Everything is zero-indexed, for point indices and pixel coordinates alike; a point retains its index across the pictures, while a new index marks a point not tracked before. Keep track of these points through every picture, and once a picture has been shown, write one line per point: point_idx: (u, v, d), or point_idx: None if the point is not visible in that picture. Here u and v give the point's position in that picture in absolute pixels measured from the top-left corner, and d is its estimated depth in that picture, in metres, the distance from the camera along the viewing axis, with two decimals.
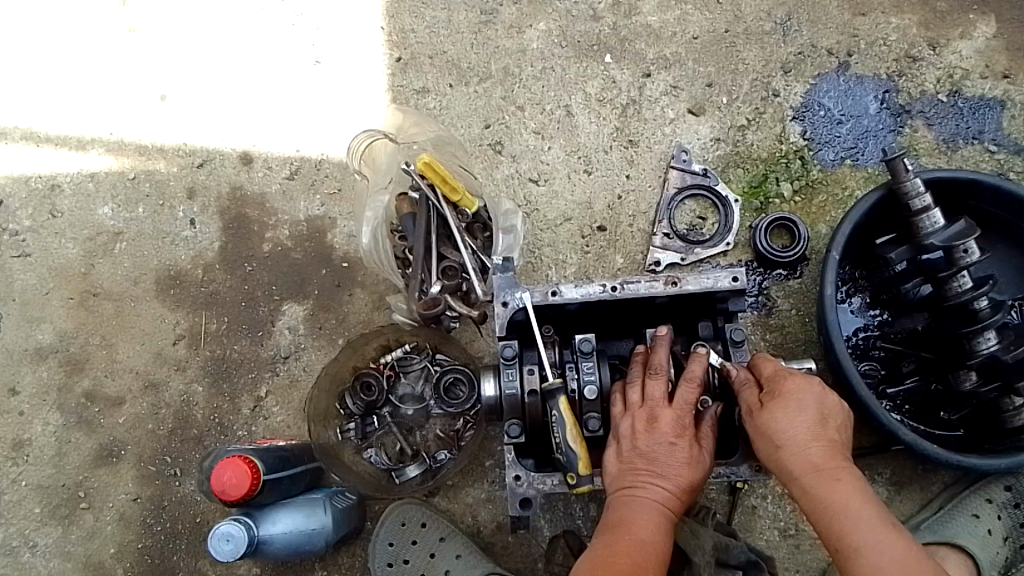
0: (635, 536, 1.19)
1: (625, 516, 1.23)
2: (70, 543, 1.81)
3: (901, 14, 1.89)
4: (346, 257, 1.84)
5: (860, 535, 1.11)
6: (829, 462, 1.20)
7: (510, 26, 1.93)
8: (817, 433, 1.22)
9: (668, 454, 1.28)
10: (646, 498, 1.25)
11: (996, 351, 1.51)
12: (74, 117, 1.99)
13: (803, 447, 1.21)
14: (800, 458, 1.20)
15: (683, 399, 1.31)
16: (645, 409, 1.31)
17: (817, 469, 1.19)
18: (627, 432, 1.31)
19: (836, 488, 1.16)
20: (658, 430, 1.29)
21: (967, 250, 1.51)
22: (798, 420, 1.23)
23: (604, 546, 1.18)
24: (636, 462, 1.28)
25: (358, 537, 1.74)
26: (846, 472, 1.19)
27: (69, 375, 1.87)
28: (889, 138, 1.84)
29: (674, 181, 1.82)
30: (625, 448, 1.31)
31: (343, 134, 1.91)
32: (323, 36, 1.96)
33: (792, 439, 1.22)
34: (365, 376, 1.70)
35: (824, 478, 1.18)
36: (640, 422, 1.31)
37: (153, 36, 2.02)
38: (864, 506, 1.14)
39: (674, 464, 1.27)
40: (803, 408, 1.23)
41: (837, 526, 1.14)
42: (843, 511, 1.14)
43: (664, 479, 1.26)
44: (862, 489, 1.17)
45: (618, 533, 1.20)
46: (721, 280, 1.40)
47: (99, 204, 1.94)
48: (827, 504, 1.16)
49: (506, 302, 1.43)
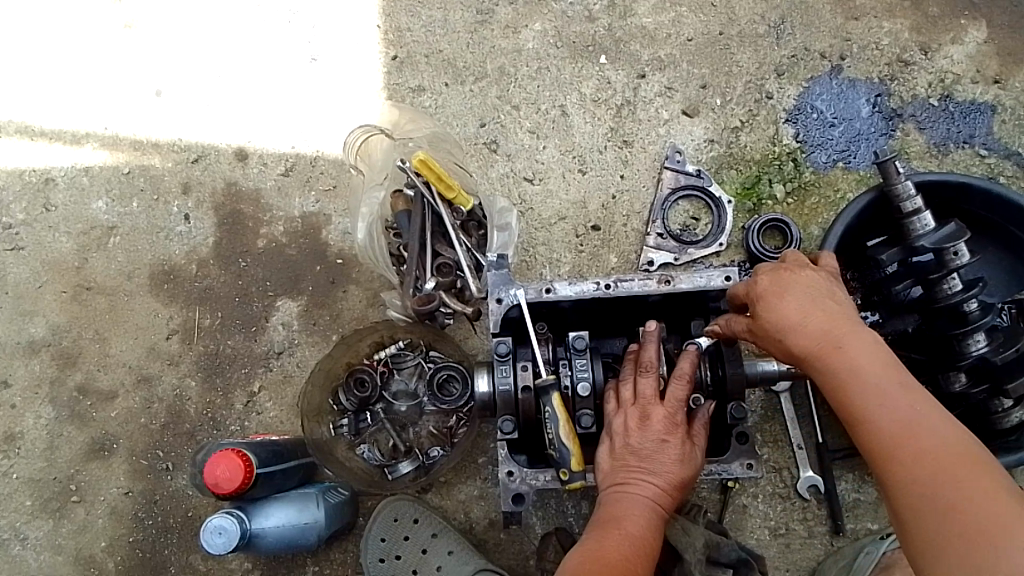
0: (624, 530, 1.20)
1: (616, 513, 1.24)
2: (60, 536, 1.80)
3: (893, 18, 1.91)
4: (341, 254, 1.84)
5: (868, 399, 1.06)
6: (830, 332, 1.13)
7: (506, 26, 1.94)
8: (813, 311, 1.16)
9: (658, 449, 1.28)
10: (637, 495, 1.26)
11: (986, 353, 1.53)
12: (69, 111, 1.99)
13: (802, 328, 1.16)
14: (801, 339, 1.15)
15: (675, 396, 1.31)
16: (637, 407, 1.32)
17: (819, 346, 1.13)
18: (620, 425, 1.32)
19: (840, 357, 1.10)
20: (649, 427, 1.30)
21: (957, 253, 1.52)
22: (792, 307, 1.18)
23: (596, 541, 1.19)
24: (628, 457, 1.29)
25: (351, 533, 1.74)
26: (848, 337, 1.12)
27: (61, 369, 1.86)
28: (880, 141, 1.86)
29: (668, 181, 1.83)
30: (616, 441, 1.32)
31: (339, 131, 1.91)
32: (319, 33, 1.97)
33: (789, 324, 1.17)
34: (358, 372, 1.69)
35: (827, 354, 1.12)
36: (633, 418, 1.31)
37: (149, 32, 2.02)
38: (873, 371, 1.07)
39: (665, 462, 1.28)
40: (783, 295, 1.20)
41: (844, 395, 1.08)
42: (848, 382, 1.08)
43: (655, 476, 1.27)
44: (871, 353, 1.10)
45: (608, 531, 1.21)
46: (715, 279, 1.41)
47: (94, 198, 1.93)
48: (833, 376, 1.10)
49: (501, 298, 1.45)
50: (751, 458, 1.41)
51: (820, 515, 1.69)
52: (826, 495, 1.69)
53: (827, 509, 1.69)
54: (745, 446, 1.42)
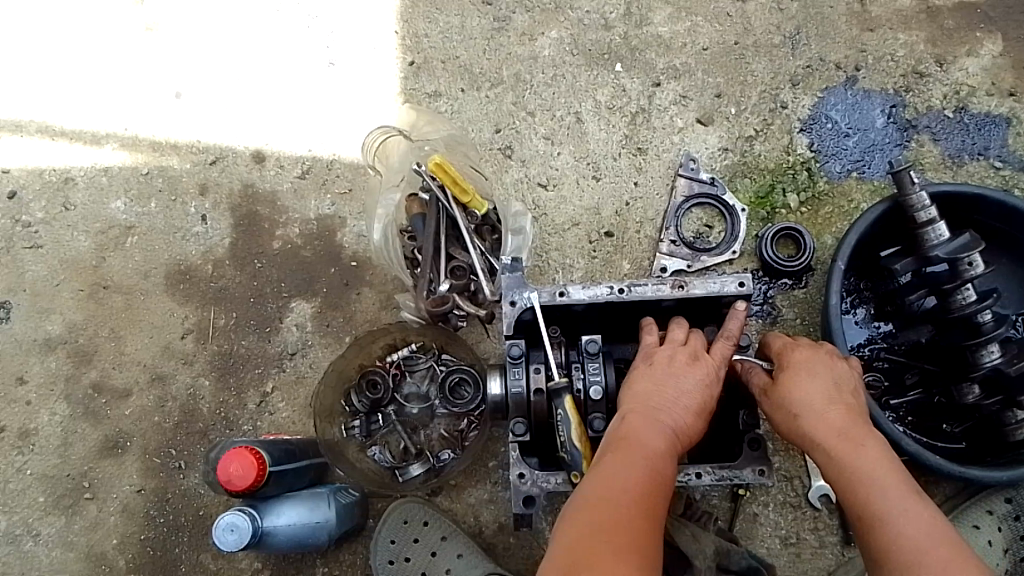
0: (646, 454, 1.10)
1: (636, 433, 1.14)
2: (72, 533, 1.81)
3: (908, 30, 1.91)
4: (355, 256, 1.85)
5: (886, 498, 1.09)
6: (848, 425, 1.18)
7: (523, 33, 1.96)
8: (834, 400, 1.21)
9: (696, 391, 1.22)
10: (662, 421, 1.17)
11: (999, 365, 1.52)
12: (90, 112, 2.01)
13: (822, 413, 1.19)
14: (820, 424, 1.18)
15: (723, 353, 1.29)
16: (688, 347, 1.28)
17: (837, 434, 1.17)
18: (665, 360, 1.26)
19: (860, 451, 1.14)
20: (698, 365, 1.25)
21: (972, 263, 1.51)
22: (815, 389, 1.22)
23: (607, 458, 1.10)
24: (663, 388, 1.21)
25: (360, 534, 1.74)
26: (865, 435, 1.16)
27: (77, 366, 1.88)
28: (895, 152, 1.86)
29: (682, 189, 1.84)
30: (654, 371, 1.25)
31: (356, 133, 1.93)
32: (338, 38, 1.99)
33: (810, 405, 1.21)
34: (371, 374, 1.69)
35: (845, 443, 1.15)
36: (683, 357, 1.26)
37: (170, 35, 2.05)
38: (888, 472, 1.11)
39: (698, 405, 1.21)
40: (814, 375, 1.24)
41: (861, 489, 1.11)
42: (864, 474, 1.12)
43: (684, 413, 1.19)
44: (885, 452, 1.14)
45: (627, 448, 1.11)
46: (728, 285, 1.41)
47: (113, 198, 1.96)
48: (848, 466, 1.13)
49: (514, 301, 1.44)
50: (763, 463, 1.38)
51: (830, 525, 1.68)
52: (837, 505, 1.68)
53: (839, 519, 1.68)
54: (757, 452, 1.40)
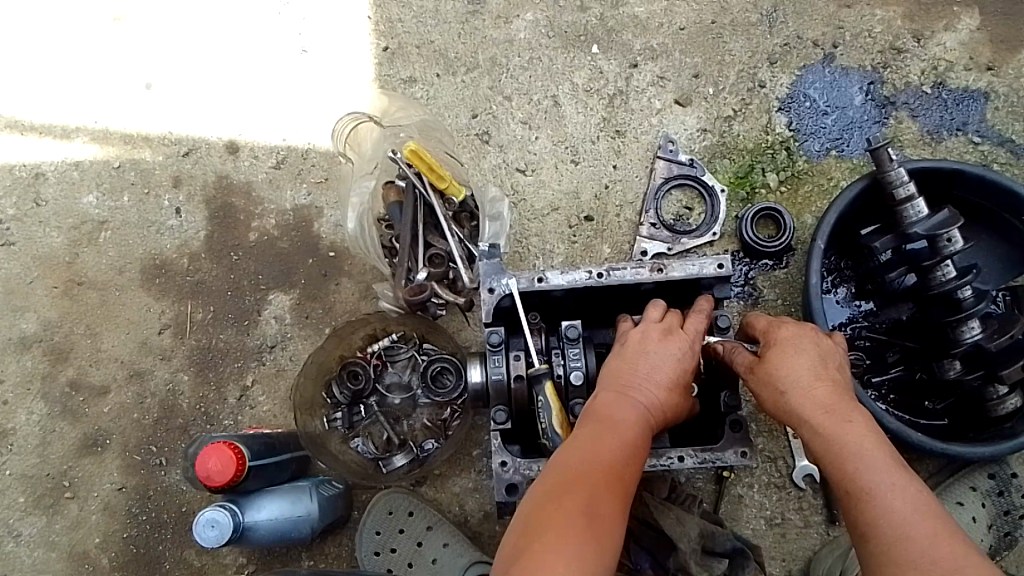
0: (620, 431, 1.09)
1: (611, 410, 1.13)
2: (54, 533, 1.79)
3: (885, 6, 1.90)
4: (333, 247, 1.83)
5: (874, 474, 1.08)
6: (835, 400, 1.17)
7: (497, 16, 1.93)
8: (820, 375, 1.20)
9: (671, 364, 1.21)
10: (636, 397, 1.16)
11: (980, 340, 1.52)
12: (59, 106, 1.98)
13: (809, 389, 1.19)
14: (806, 401, 1.18)
15: (696, 328, 1.28)
16: (662, 324, 1.27)
17: (824, 410, 1.16)
18: (639, 337, 1.25)
19: (846, 427, 1.14)
20: (670, 340, 1.24)
21: (950, 239, 1.52)
22: (802, 366, 1.21)
23: (582, 434, 1.09)
24: (637, 363, 1.20)
25: (345, 526, 1.74)
26: (852, 410, 1.16)
27: (53, 365, 1.85)
28: (874, 129, 1.85)
29: (661, 171, 1.83)
30: (628, 349, 1.24)
31: (330, 121, 1.90)
32: (310, 25, 1.96)
33: (798, 381, 1.20)
34: (351, 365, 1.69)
35: (833, 419, 1.15)
36: (656, 333, 1.25)
37: (139, 25, 2.01)
38: (875, 448, 1.11)
39: (671, 378, 1.19)
40: (800, 351, 1.23)
41: (850, 465, 1.10)
42: (851, 450, 1.11)
43: (659, 387, 1.18)
44: (871, 428, 1.14)
45: (602, 424, 1.10)
46: (707, 267, 1.40)
47: (84, 193, 1.92)
48: (836, 442, 1.13)
49: (492, 288, 1.43)
50: (744, 445, 1.38)
51: (815, 504, 1.69)
52: (821, 485, 1.69)
53: (823, 498, 1.69)
54: (739, 433, 1.39)
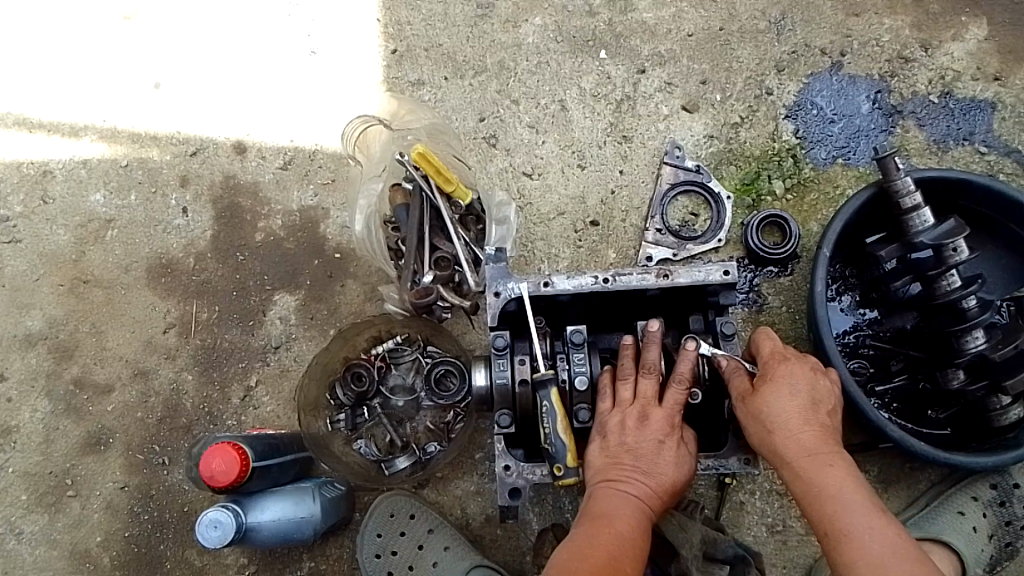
0: (616, 525, 1.17)
1: (604, 511, 1.20)
2: (55, 531, 1.80)
3: (893, 15, 1.90)
4: (339, 248, 1.84)
5: (852, 520, 1.12)
6: (819, 444, 1.20)
7: (506, 20, 1.93)
8: (809, 418, 1.22)
9: (654, 452, 1.27)
10: (625, 493, 1.23)
11: (984, 350, 1.52)
12: (68, 104, 1.98)
13: (796, 431, 1.21)
14: (792, 441, 1.20)
15: (675, 399, 1.31)
16: (636, 407, 1.30)
17: (808, 453, 1.19)
18: (617, 427, 1.30)
19: (828, 471, 1.17)
20: (647, 427, 1.28)
21: (956, 249, 1.51)
22: (790, 405, 1.23)
23: (581, 537, 1.16)
24: (621, 455, 1.27)
25: (346, 528, 1.74)
26: (835, 454, 1.19)
27: (58, 362, 1.86)
28: (880, 138, 1.85)
29: (667, 177, 1.83)
30: (611, 440, 1.29)
31: (338, 122, 1.91)
32: (319, 27, 1.96)
33: (784, 421, 1.22)
34: (356, 367, 1.67)
35: (815, 463, 1.18)
36: (632, 419, 1.29)
37: (149, 25, 2.01)
38: (855, 491, 1.15)
39: (658, 466, 1.26)
40: (790, 390, 1.24)
41: (829, 509, 1.14)
42: (832, 493, 1.15)
43: (647, 475, 1.25)
44: (852, 473, 1.18)
45: (599, 527, 1.17)
46: (713, 273, 1.39)
47: (91, 191, 1.93)
48: (816, 486, 1.16)
49: (499, 291, 1.43)
50: (748, 452, 1.38)
51: None
52: None
53: None
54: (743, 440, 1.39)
